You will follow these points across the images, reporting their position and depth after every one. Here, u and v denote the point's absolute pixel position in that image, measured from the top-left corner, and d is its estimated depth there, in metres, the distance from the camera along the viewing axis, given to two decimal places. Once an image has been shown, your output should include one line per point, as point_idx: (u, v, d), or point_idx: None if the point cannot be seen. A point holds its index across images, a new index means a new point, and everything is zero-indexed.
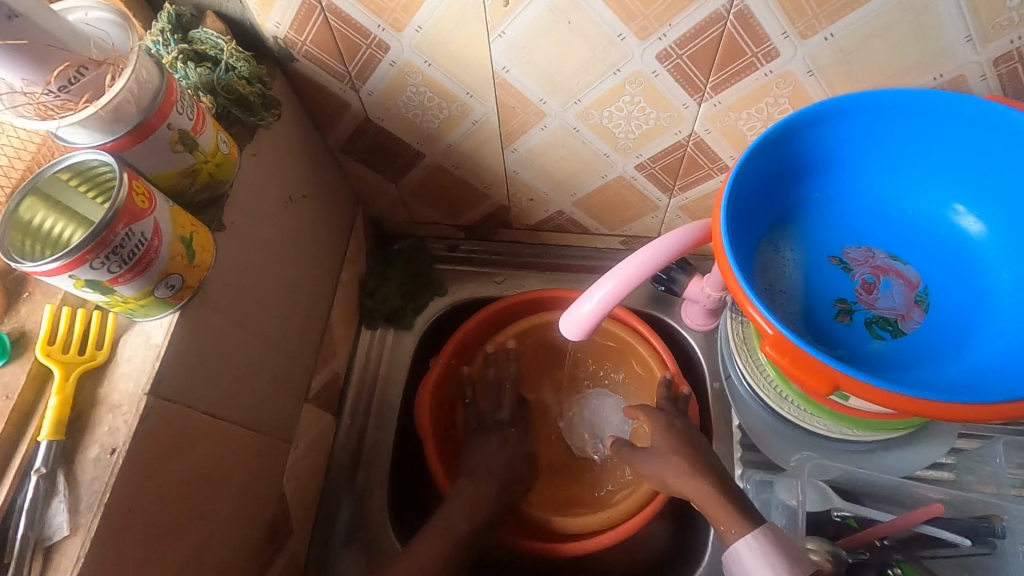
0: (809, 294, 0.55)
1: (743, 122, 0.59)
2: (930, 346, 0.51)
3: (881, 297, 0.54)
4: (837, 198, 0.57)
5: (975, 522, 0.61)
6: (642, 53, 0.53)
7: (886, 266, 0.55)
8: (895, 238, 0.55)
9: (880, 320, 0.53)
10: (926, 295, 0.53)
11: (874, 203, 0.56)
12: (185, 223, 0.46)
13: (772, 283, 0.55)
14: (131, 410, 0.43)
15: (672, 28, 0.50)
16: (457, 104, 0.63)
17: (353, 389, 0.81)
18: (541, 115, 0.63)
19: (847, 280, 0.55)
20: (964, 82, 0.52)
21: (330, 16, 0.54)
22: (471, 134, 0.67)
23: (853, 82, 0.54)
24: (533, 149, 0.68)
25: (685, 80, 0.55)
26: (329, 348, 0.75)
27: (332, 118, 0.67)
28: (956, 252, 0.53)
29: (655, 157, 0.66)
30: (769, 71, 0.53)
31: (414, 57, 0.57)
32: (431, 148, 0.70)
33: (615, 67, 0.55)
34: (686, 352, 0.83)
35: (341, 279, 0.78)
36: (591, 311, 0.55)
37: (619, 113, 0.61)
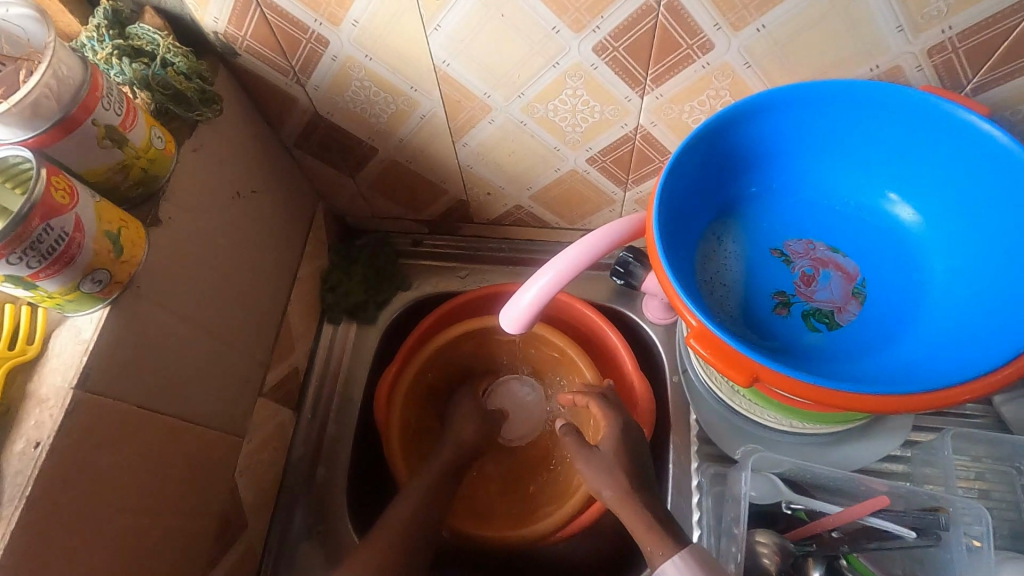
0: (749, 286, 0.55)
1: (687, 115, 0.59)
2: (864, 339, 0.51)
3: (820, 289, 0.54)
4: (778, 191, 0.56)
5: (923, 514, 0.60)
6: (579, 46, 0.53)
7: (826, 258, 0.55)
8: (836, 230, 0.55)
9: (817, 312, 0.53)
10: (864, 288, 0.53)
11: (814, 195, 0.56)
12: (113, 218, 0.46)
13: (712, 276, 0.55)
14: (57, 404, 0.44)
15: (604, 20, 0.50)
16: (403, 98, 0.63)
17: (315, 383, 0.81)
18: (487, 109, 0.62)
19: (787, 273, 0.55)
20: (901, 73, 0.51)
21: (267, 11, 0.54)
22: (421, 129, 0.67)
23: (791, 74, 0.53)
24: (484, 143, 0.68)
25: (624, 73, 0.55)
26: (287, 343, 0.75)
27: (283, 113, 0.67)
28: (894, 244, 0.53)
29: (605, 151, 0.66)
30: (706, 64, 0.53)
31: (354, 51, 0.57)
32: (383, 143, 0.70)
33: (554, 60, 0.55)
34: (647, 345, 0.83)
35: (300, 275, 0.78)
36: (530, 305, 0.55)
37: (564, 106, 0.60)
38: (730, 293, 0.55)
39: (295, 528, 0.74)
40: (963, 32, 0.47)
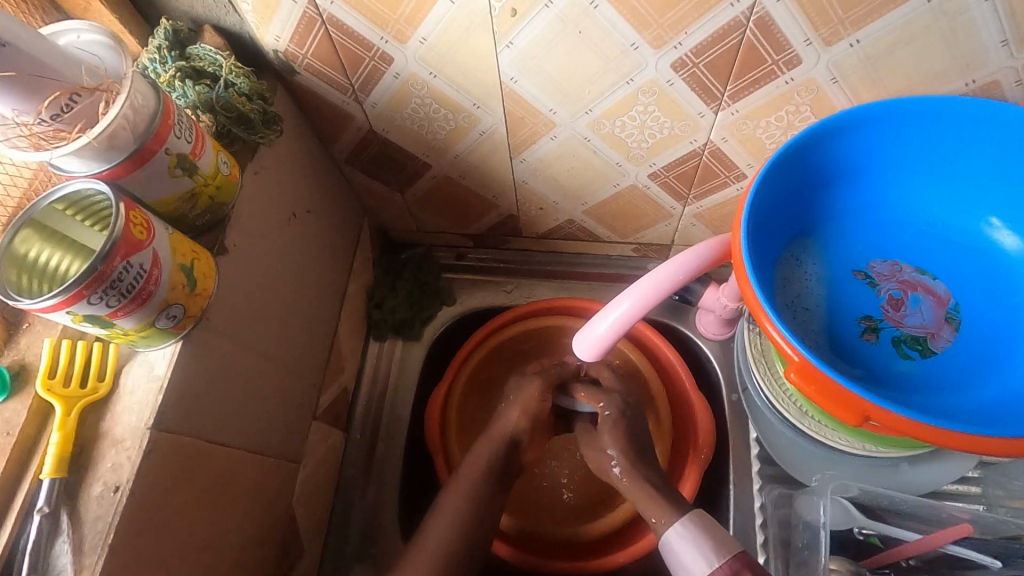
0: (832, 310, 0.53)
1: (762, 131, 0.57)
2: (962, 368, 0.49)
3: (909, 314, 0.51)
4: (860, 210, 0.54)
5: (1005, 542, 0.59)
6: (656, 62, 0.51)
7: (914, 281, 0.52)
8: (924, 251, 0.53)
9: (908, 339, 0.51)
10: (957, 312, 0.51)
11: (898, 215, 0.54)
12: (186, 250, 0.44)
13: (793, 299, 0.53)
14: (134, 446, 0.42)
15: (688, 37, 0.48)
16: (464, 115, 0.61)
17: (362, 402, 0.80)
18: (551, 125, 0.60)
19: (872, 296, 0.53)
20: (997, 88, 0.49)
21: (331, 29, 0.52)
22: (478, 145, 0.65)
23: (879, 90, 0.51)
24: (543, 158, 0.65)
25: (701, 89, 0.53)
26: (337, 363, 0.74)
27: (337, 130, 0.65)
28: (986, 265, 0.51)
29: (669, 166, 0.64)
30: (790, 79, 0.51)
31: (418, 69, 0.55)
32: (437, 159, 0.68)
33: (628, 76, 0.53)
34: (699, 361, 0.82)
35: (348, 292, 0.77)
36: (606, 334, 0.54)
37: (632, 123, 0.58)
38: (813, 317, 0.53)
39: (348, 552, 0.73)
40: None
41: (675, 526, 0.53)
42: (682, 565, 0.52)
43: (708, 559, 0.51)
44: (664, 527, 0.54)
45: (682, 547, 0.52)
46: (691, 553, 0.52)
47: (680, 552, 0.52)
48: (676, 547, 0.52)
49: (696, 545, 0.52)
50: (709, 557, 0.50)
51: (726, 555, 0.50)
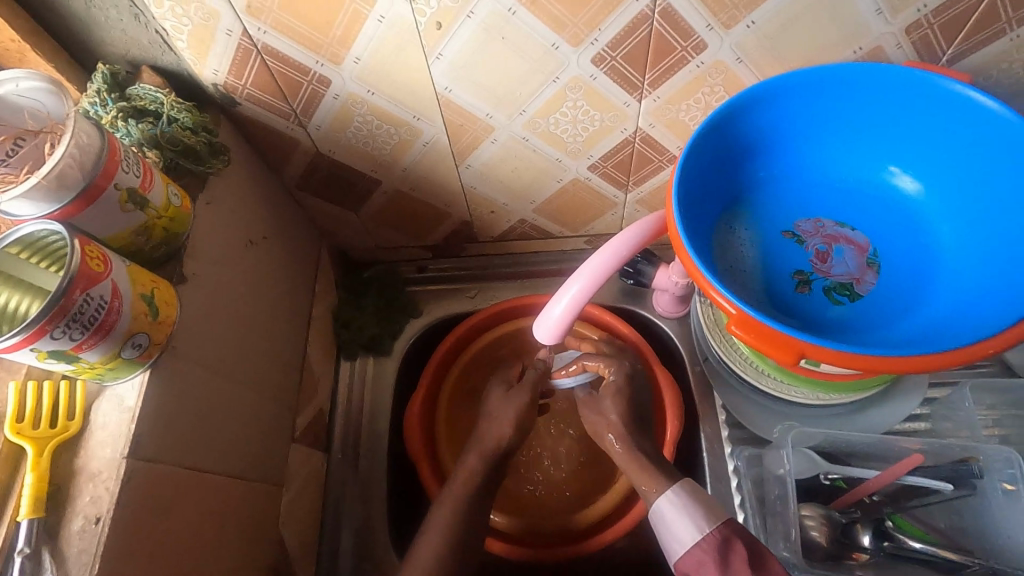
0: (768, 269, 0.57)
1: (684, 113, 0.62)
2: (887, 306, 0.53)
3: (836, 264, 0.56)
4: (783, 175, 0.59)
5: (956, 465, 0.62)
6: (577, 59, 0.55)
7: (836, 233, 0.57)
8: (842, 206, 0.58)
9: (837, 286, 0.55)
10: (877, 257, 0.55)
11: (816, 176, 0.58)
12: (145, 280, 0.46)
13: (731, 264, 0.57)
14: (111, 476, 0.43)
15: (602, 32, 0.52)
16: (405, 128, 0.63)
17: (340, 421, 0.81)
18: (489, 129, 0.64)
19: (801, 251, 0.57)
20: (882, 53, 0.54)
21: (267, 57, 0.54)
22: (423, 156, 0.68)
23: (780, 65, 0.56)
24: (487, 162, 0.69)
25: (622, 80, 0.57)
26: (310, 384, 0.75)
27: (284, 157, 0.67)
28: (897, 211, 0.56)
29: (606, 156, 0.68)
30: (701, 63, 0.55)
31: (356, 88, 0.58)
32: (386, 174, 0.71)
33: (554, 75, 0.57)
34: (661, 340, 0.85)
35: (314, 314, 0.78)
36: (562, 316, 0.56)
37: (565, 118, 0.62)
38: (751, 277, 0.57)
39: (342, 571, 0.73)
40: (937, 9, 0.50)
41: (667, 495, 0.58)
42: (672, 535, 0.56)
43: (697, 526, 0.55)
44: (657, 497, 0.59)
45: (674, 515, 0.56)
46: (680, 523, 0.55)
47: (670, 521, 0.56)
48: (669, 516, 0.57)
49: (685, 511, 0.56)
50: (700, 525, 0.55)
51: (715, 522, 0.55)
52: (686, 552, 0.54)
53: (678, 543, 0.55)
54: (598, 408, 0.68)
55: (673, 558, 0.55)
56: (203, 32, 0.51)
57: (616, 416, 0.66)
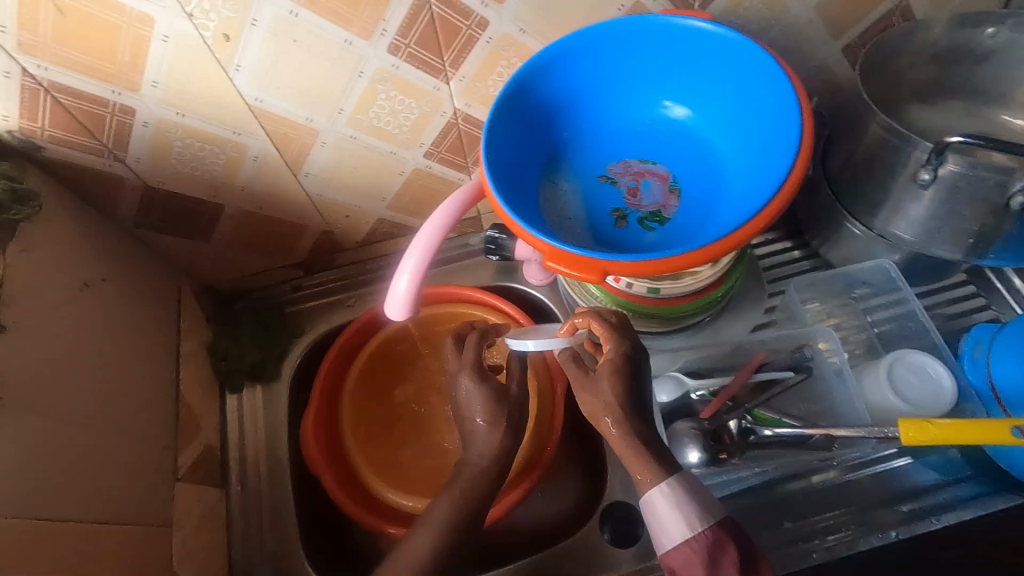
0: (590, 212, 0.63)
1: (494, 88, 0.67)
2: (690, 222, 0.60)
3: (645, 196, 0.62)
4: (588, 128, 0.65)
5: (794, 355, 0.72)
6: (375, 51, 0.58)
7: (642, 170, 0.64)
8: (642, 145, 0.64)
9: (649, 215, 0.61)
10: (677, 183, 0.62)
11: (616, 122, 0.65)
12: None
13: (558, 215, 0.63)
14: None
15: (388, 22, 0.56)
16: (230, 146, 0.64)
17: (235, 455, 0.79)
18: (315, 133, 0.66)
19: (615, 191, 0.63)
20: (641, 7, 0.62)
21: (58, 94, 0.54)
22: (259, 171, 0.69)
23: (560, 31, 0.62)
24: (325, 167, 0.71)
25: (424, 65, 0.61)
26: (191, 422, 0.73)
27: (111, 197, 0.66)
28: (688, 140, 0.63)
29: (437, 142, 0.72)
30: (489, 39, 0.61)
31: (164, 112, 0.58)
32: (226, 196, 0.71)
33: (358, 70, 0.60)
34: (540, 309, 0.90)
35: (184, 352, 0.76)
36: (408, 288, 0.58)
37: (384, 111, 0.65)
38: (577, 222, 0.63)
39: None
40: None
41: (663, 488, 0.48)
42: (662, 530, 0.48)
43: (687, 522, 0.47)
44: (650, 488, 0.49)
45: (667, 505, 0.47)
46: (673, 519, 0.47)
47: (665, 513, 0.47)
48: (660, 509, 0.48)
49: (680, 507, 0.47)
50: (690, 521, 0.47)
51: (708, 518, 0.47)
52: (676, 549, 0.46)
53: (666, 539, 0.47)
54: (594, 390, 0.55)
55: (659, 549, 0.48)
56: None
57: (613, 394, 0.53)
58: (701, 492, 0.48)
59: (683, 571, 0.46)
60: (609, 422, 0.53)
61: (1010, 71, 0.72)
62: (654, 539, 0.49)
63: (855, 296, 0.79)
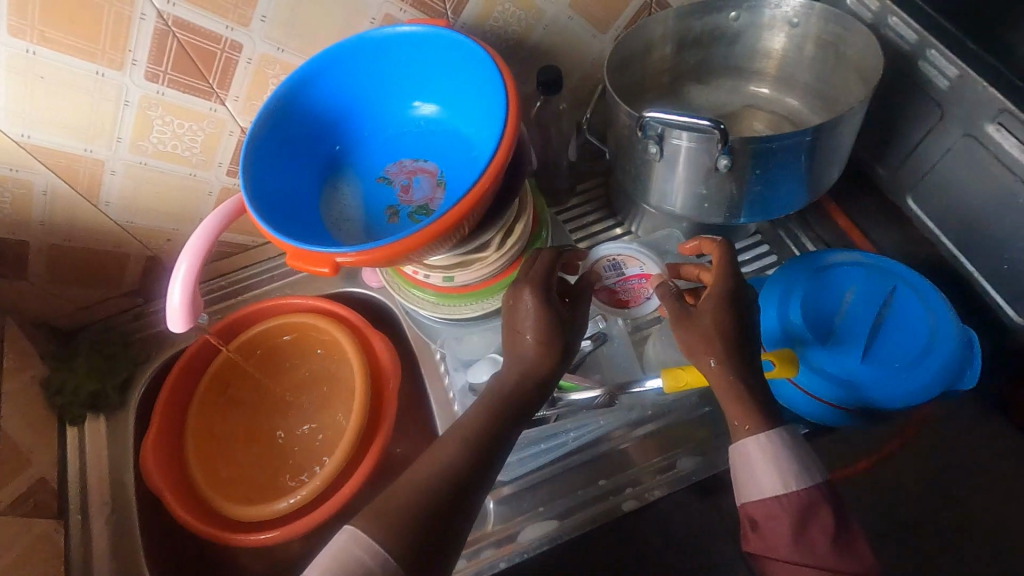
0: (366, 211, 0.67)
1: None
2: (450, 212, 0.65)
3: (416, 191, 0.67)
4: (363, 134, 0.70)
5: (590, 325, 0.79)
6: (132, 80, 0.62)
7: (414, 168, 0.69)
8: (414, 145, 0.70)
9: (418, 209, 0.66)
10: (444, 177, 0.67)
11: (389, 127, 0.70)
12: None
13: (337, 217, 0.67)
14: None
15: (135, 52, 0.60)
16: (12, 183, 0.67)
17: (75, 487, 0.80)
18: (100, 163, 0.68)
19: (389, 190, 0.68)
20: (392, 18, 0.67)
21: None
22: (53, 204, 0.70)
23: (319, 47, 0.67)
24: (124, 194, 0.73)
25: (190, 89, 0.65)
26: (16, 458, 0.74)
27: None
28: (452, 137, 0.68)
29: (235, 160, 0.75)
30: (249, 59, 0.65)
31: None
32: (28, 232, 0.73)
33: (121, 99, 0.63)
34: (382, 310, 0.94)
35: (7, 389, 0.77)
36: (183, 299, 0.60)
37: (166, 135, 0.68)
38: (354, 222, 0.67)
39: None
40: None
41: (758, 439, 0.57)
42: (753, 478, 0.57)
43: (783, 478, 0.56)
44: (746, 437, 0.58)
45: (761, 457, 0.57)
46: (766, 470, 0.57)
47: (757, 464, 0.57)
48: (765, 457, 0.57)
49: (779, 462, 0.56)
50: (785, 477, 0.56)
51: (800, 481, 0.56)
52: (762, 500, 0.56)
53: (758, 488, 0.57)
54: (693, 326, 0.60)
55: (744, 496, 0.58)
56: None
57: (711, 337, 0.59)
58: (798, 448, 0.58)
59: (762, 522, 0.56)
60: (711, 360, 0.59)
61: (754, 48, 0.80)
62: (742, 489, 0.58)
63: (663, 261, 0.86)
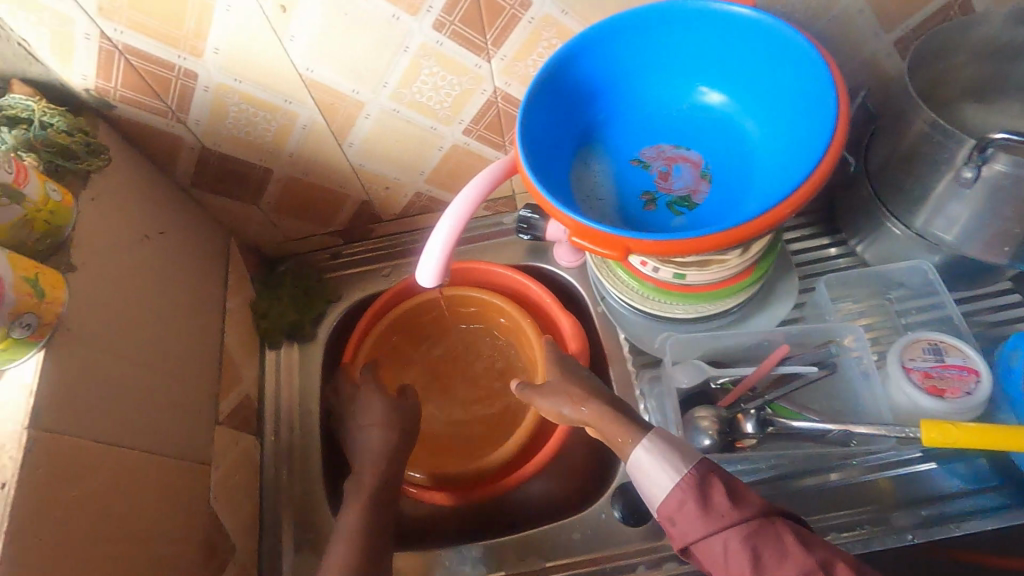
0: (619, 193, 0.64)
1: (533, 69, 0.68)
2: (717, 209, 0.60)
3: (676, 180, 0.63)
4: (622, 110, 0.66)
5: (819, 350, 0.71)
6: (420, 27, 0.61)
7: (674, 155, 0.64)
8: (676, 130, 0.65)
9: (678, 199, 0.62)
10: (709, 169, 0.63)
11: (651, 106, 0.65)
12: (28, 265, 0.49)
13: (587, 195, 0.64)
14: (15, 445, 0.46)
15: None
16: (281, 113, 0.68)
17: (269, 408, 0.84)
18: (360, 105, 0.69)
19: (646, 175, 0.64)
20: None
21: (131, 57, 0.58)
22: (306, 139, 0.72)
23: (601, 14, 0.63)
24: (368, 138, 0.74)
25: (466, 42, 0.63)
26: (232, 372, 0.78)
27: (172, 157, 0.71)
28: (725, 128, 0.63)
29: (476, 119, 0.74)
30: (531, 19, 0.62)
31: (223, 78, 0.62)
32: (275, 162, 0.75)
33: (403, 44, 0.62)
34: (568, 290, 0.92)
35: (229, 307, 0.81)
36: (439, 259, 0.61)
37: (426, 86, 0.68)
38: (605, 202, 0.64)
39: (284, 546, 0.76)
40: None
41: (644, 444, 0.58)
42: (651, 484, 0.56)
43: (674, 469, 0.55)
44: (637, 448, 0.59)
45: (651, 464, 0.57)
46: (660, 472, 0.56)
47: (650, 469, 0.57)
48: (646, 464, 0.57)
49: (662, 457, 0.57)
50: (679, 465, 0.55)
51: (691, 460, 0.56)
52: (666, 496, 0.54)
53: (660, 489, 0.55)
54: None
55: (655, 504, 0.55)
56: (64, 39, 0.55)
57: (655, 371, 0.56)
58: (678, 442, 0.58)
59: (677, 515, 0.53)
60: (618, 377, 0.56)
61: None
62: (644, 495, 0.57)
63: (889, 298, 0.79)
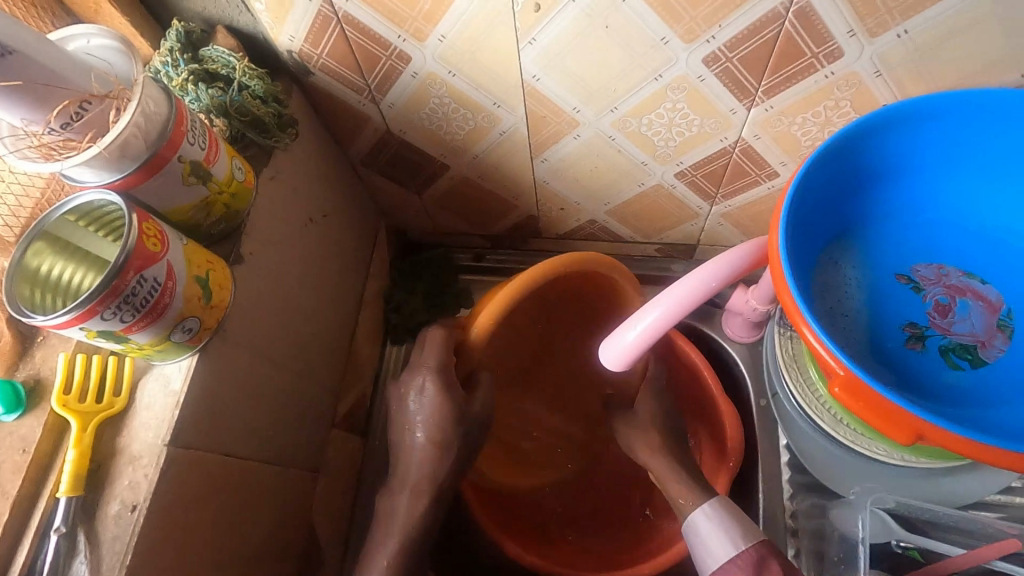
0: (873, 317, 0.50)
1: (797, 128, 0.54)
2: (1013, 378, 0.46)
3: (958, 321, 0.49)
4: (902, 209, 0.52)
5: None
6: (686, 57, 0.48)
7: (962, 286, 0.50)
8: (972, 254, 0.50)
9: (957, 347, 0.48)
10: (1011, 319, 0.48)
11: (943, 213, 0.51)
12: (201, 260, 0.43)
13: (832, 307, 0.50)
14: (151, 463, 0.41)
15: (721, 30, 0.45)
16: (483, 115, 0.59)
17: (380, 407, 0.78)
18: (574, 124, 0.58)
19: (917, 302, 0.50)
20: None
21: (347, 28, 0.50)
22: (498, 145, 0.63)
23: (926, 85, 0.48)
24: (566, 157, 0.63)
25: (734, 84, 0.50)
26: (355, 368, 0.73)
27: (352, 131, 0.64)
28: None
29: (697, 165, 0.61)
30: (830, 73, 0.48)
31: (437, 67, 0.53)
32: (455, 159, 0.66)
33: (657, 72, 0.50)
34: (727, 365, 0.79)
35: (365, 296, 0.75)
36: (635, 342, 0.52)
37: (659, 120, 0.56)
38: (853, 323, 0.50)
39: None
40: None
41: (704, 509, 0.54)
42: (706, 551, 0.53)
43: (733, 542, 0.52)
44: (692, 510, 0.55)
45: (709, 531, 0.53)
46: (718, 540, 0.52)
47: (707, 538, 0.53)
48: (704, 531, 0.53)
49: (723, 531, 0.53)
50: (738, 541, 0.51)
51: (753, 540, 0.51)
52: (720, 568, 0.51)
53: (712, 559, 0.52)
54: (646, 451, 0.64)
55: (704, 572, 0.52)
56: None
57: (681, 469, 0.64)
58: (744, 518, 0.54)
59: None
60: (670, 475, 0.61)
61: None
62: (698, 561, 0.54)
63: None
